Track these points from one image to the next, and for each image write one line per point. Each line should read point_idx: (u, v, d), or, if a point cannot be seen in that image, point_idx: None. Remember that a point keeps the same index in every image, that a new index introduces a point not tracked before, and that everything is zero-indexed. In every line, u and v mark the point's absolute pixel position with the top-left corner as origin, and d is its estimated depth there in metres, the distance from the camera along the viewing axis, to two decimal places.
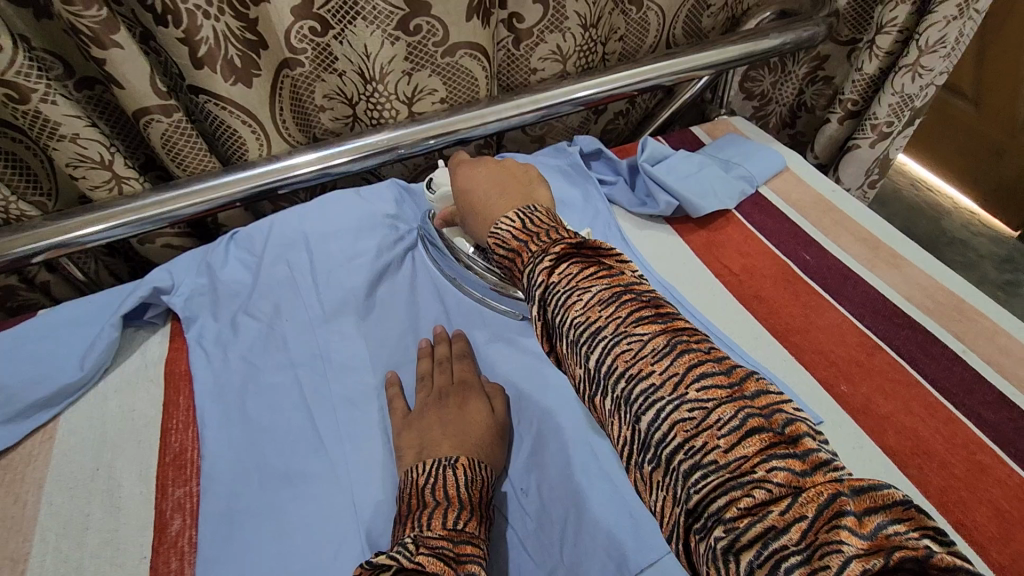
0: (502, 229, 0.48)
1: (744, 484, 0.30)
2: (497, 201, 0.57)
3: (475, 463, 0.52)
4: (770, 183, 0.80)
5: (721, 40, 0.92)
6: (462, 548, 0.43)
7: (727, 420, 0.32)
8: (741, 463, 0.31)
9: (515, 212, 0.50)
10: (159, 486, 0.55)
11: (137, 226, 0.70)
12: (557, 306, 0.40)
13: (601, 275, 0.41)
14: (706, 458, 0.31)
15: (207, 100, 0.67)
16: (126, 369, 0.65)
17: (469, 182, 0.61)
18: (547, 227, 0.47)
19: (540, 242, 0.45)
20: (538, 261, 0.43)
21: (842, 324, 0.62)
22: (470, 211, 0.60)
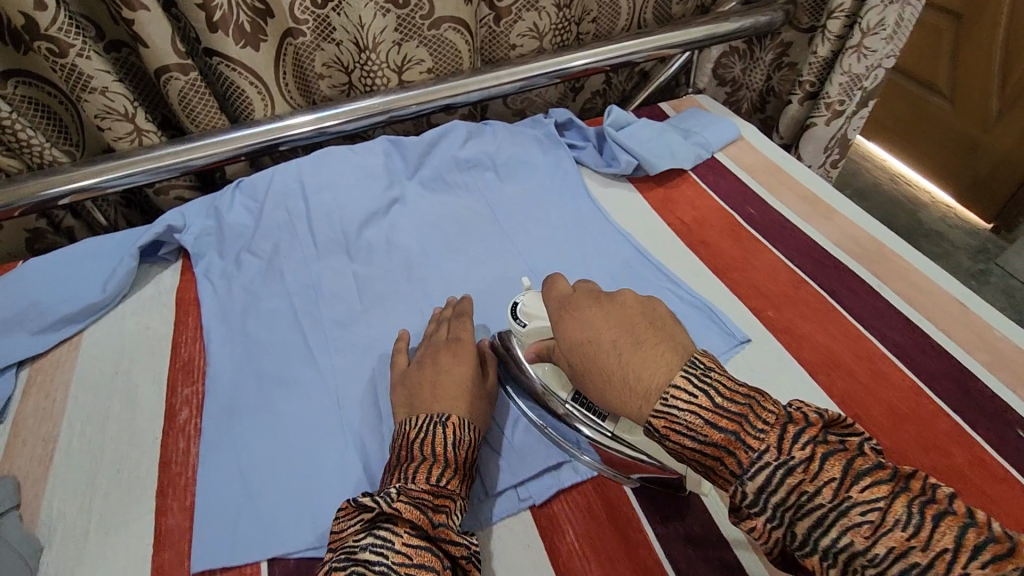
0: (677, 406, 0.40)
1: (853, 516, 0.33)
2: (635, 359, 0.44)
3: (464, 423, 0.53)
4: (725, 150, 0.88)
5: (688, 24, 1.01)
6: (439, 501, 0.46)
7: (812, 460, 0.35)
8: (844, 497, 0.34)
9: (684, 376, 0.41)
10: (170, 386, 0.64)
11: (154, 174, 0.79)
12: (763, 477, 0.36)
13: (749, 427, 0.38)
14: (810, 497, 0.35)
15: (219, 62, 0.76)
16: (143, 295, 0.73)
17: (583, 329, 0.48)
18: (744, 402, 0.39)
19: (757, 432, 0.37)
20: (769, 463, 0.36)
21: (775, 264, 0.70)
22: (592, 372, 0.46)
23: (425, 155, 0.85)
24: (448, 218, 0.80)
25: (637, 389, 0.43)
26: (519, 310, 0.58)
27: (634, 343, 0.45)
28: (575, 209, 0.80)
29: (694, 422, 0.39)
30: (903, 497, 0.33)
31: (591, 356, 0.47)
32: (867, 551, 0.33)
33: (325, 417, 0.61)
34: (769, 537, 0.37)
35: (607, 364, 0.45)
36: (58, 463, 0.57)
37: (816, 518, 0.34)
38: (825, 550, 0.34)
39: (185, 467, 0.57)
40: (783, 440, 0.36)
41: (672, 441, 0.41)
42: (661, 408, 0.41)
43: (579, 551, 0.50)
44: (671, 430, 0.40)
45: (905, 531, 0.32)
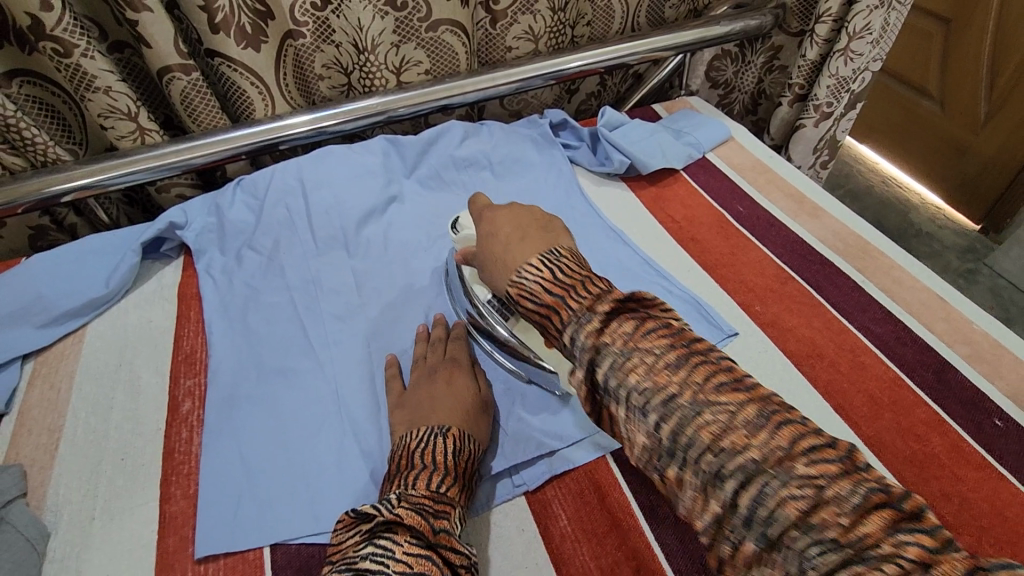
0: (526, 278, 0.50)
1: (705, 417, 0.39)
2: (516, 246, 0.54)
3: (464, 434, 0.54)
4: (716, 150, 0.90)
5: (681, 27, 1.04)
6: (438, 508, 0.48)
7: (677, 363, 0.41)
8: (700, 399, 0.39)
9: (539, 257, 0.51)
10: (172, 377, 0.65)
11: (156, 172, 0.81)
12: (602, 363, 0.43)
13: (661, 334, 0.43)
14: (670, 401, 0.40)
15: (221, 62, 0.78)
16: (145, 290, 0.75)
17: (490, 224, 0.59)
18: (579, 279, 0.48)
19: (578, 297, 0.46)
20: (581, 320, 0.45)
21: (762, 260, 0.72)
22: (491, 261, 0.56)
23: (423, 154, 0.87)
24: (445, 216, 0.82)
25: (510, 267, 0.53)
26: (455, 224, 0.66)
27: (520, 236, 0.55)
28: (566, 206, 0.82)
29: (538, 289, 0.49)
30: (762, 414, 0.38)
31: (489, 240, 0.57)
32: (713, 447, 0.38)
33: (324, 407, 0.63)
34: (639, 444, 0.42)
35: (496, 249, 0.56)
36: (64, 451, 0.59)
37: (674, 417, 0.39)
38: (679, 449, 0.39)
39: (188, 455, 0.59)
40: (593, 303, 0.45)
41: (523, 307, 0.50)
42: (518, 278, 0.50)
43: (569, 534, 0.52)
44: (522, 297, 0.50)
45: (748, 432, 0.37)
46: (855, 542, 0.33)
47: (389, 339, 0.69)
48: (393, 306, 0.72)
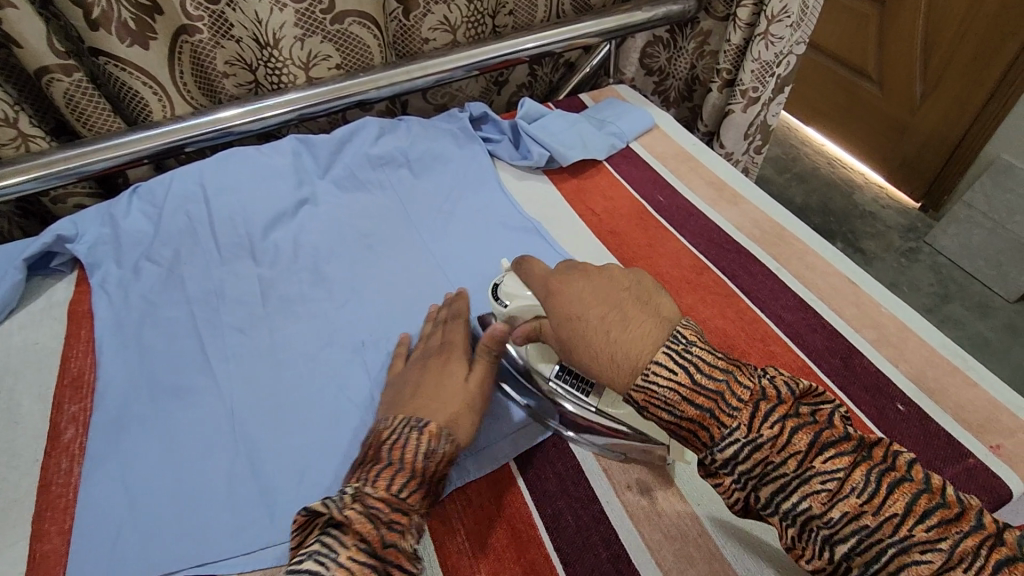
0: (658, 381, 0.45)
1: (815, 484, 0.39)
2: (622, 336, 0.49)
3: (442, 435, 0.50)
4: (640, 139, 0.88)
5: (605, 13, 1.02)
6: (396, 518, 0.45)
7: (780, 432, 0.41)
8: (807, 467, 0.40)
9: (667, 352, 0.46)
10: (56, 403, 0.61)
11: (45, 181, 0.75)
12: (739, 456, 0.41)
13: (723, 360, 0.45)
14: (777, 471, 0.40)
15: (107, 62, 0.73)
16: (32, 308, 0.69)
17: (573, 304, 0.53)
18: (722, 380, 0.43)
19: (730, 411, 0.42)
20: (732, 441, 0.41)
21: (679, 250, 0.71)
22: (581, 347, 0.51)
23: (337, 153, 0.84)
24: (361, 218, 0.79)
25: (614, 361, 0.48)
26: (499, 291, 0.60)
27: (621, 322, 0.49)
28: (482, 202, 0.80)
29: (673, 399, 0.44)
30: (864, 466, 0.39)
31: (576, 325, 0.52)
32: (822, 515, 0.39)
33: (223, 424, 0.59)
34: (738, 501, 0.43)
35: (590, 334, 0.50)
36: None
37: (777, 483, 0.40)
38: (784, 510, 0.40)
39: (68, 487, 0.55)
40: (753, 420, 0.42)
41: (651, 412, 0.46)
42: (643, 385, 0.46)
43: (469, 548, 0.50)
44: (652, 405, 0.45)
45: (860, 498, 0.38)
46: (882, 525, 0.37)
47: (295, 349, 0.66)
48: (308, 310, 0.69)
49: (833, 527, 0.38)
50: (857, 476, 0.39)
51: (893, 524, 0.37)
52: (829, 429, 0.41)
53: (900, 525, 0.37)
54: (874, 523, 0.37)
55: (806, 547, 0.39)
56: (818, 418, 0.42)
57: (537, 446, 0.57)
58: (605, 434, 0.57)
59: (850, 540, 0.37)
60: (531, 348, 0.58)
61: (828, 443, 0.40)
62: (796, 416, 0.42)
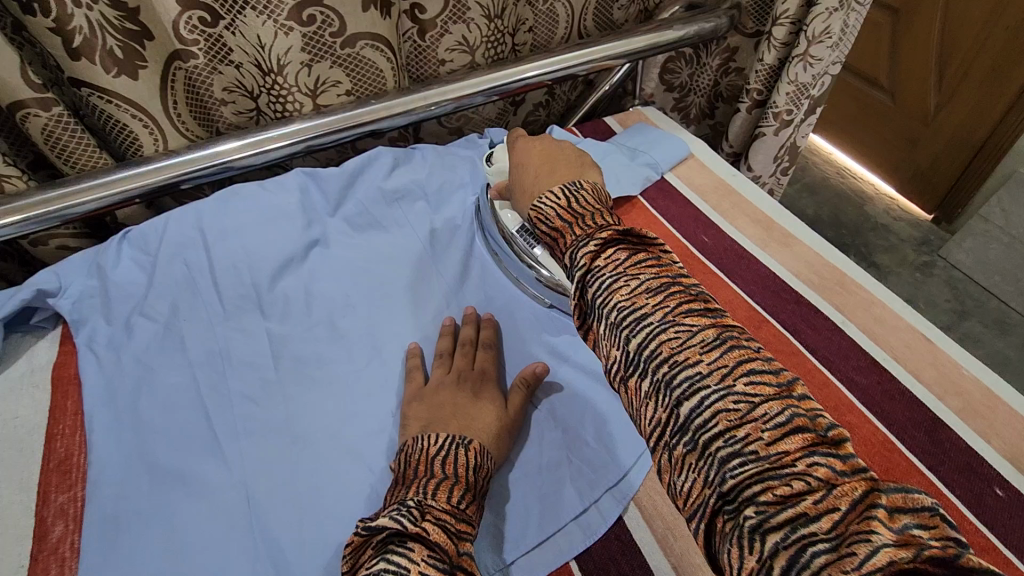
0: (544, 204, 0.52)
1: (728, 403, 0.36)
2: (545, 177, 0.61)
3: (484, 451, 0.51)
4: (674, 170, 0.82)
5: (629, 32, 0.96)
6: (461, 528, 0.43)
7: (711, 343, 0.38)
8: (728, 383, 0.36)
9: (562, 187, 0.53)
10: (40, 494, 0.53)
11: (23, 226, 0.67)
12: (594, 283, 0.43)
13: (649, 265, 0.43)
14: (695, 377, 0.37)
15: (91, 93, 0.65)
16: (10, 375, 0.61)
17: (523, 156, 0.65)
18: (590, 211, 0.50)
19: (584, 225, 0.48)
20: (580, 242, 0.47)
21: (734, 300, 0.65)
22: (517, 189, 0.64)
23: (349, 188, 0.76)
24: (379, 261, 0.72)
25: (537, 195, 0.59)
26: (490, 155, 0.73)
27: (550, 170, 0.61)
28: None
29: (551, 212, 0.51)
30: (783, 401, 0.35)
31: (520, 177, 0.63)
32: (726, 435, 0.35)
33: (235, 514, 0.52)
34: (654, 418, 0.39)
35: (542, 227, 0.55)
36: None
37: (694, 395, 0.37)
38: (689, 429, 0.36)
39: None
40: (597, 230, 0.47)
41: (537, 227, 0.52)
42: (536, 207, 0.53)
43: None
44: (540, 220, 0.52)
45: (766, 422, 0.35)
46: (772, 457, 0.33)
47: (313, 420, 0.59)
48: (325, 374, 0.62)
49: (735, 446, 0.34)
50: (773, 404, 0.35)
51: (804, 467, 0.33)
52: (764, 361, 0.38)
53: (810, 466, 0.33)
54: (776, 456, 0.33)
55: (701, 471, 0.35)
56: (756, 349, 0.39)
57: (598, 540, 0.50)
58: (672, 525, 0.51)
59: (759, 481, 0.33)
60: (506, 202, 0.71)
61: (755, 369, 0.37)
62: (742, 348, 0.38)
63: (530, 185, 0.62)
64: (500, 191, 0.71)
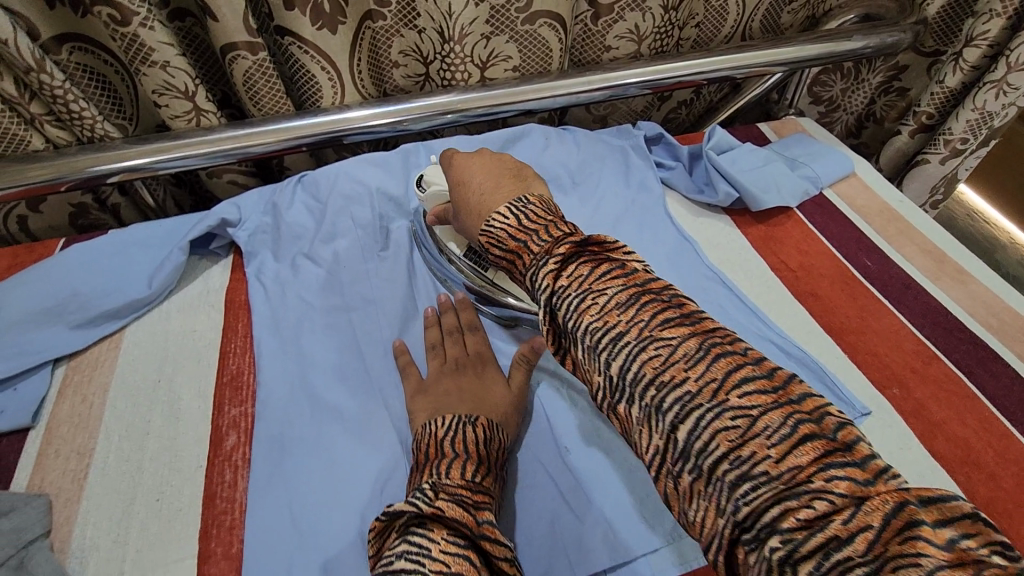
0: (494, 226, 0.48)
1: (806, 489, 0.30)
2: (491, 195, 0.52)
3: (493, 424, 0.52)
4: (834, 186, 0.78)
5: (799, 39, 0.91)
6: (479, 498, 0.44)
7: (697, 355, 0.36)
8: (723, 401, 0.34)
9: (507, 205, 0.49)
10: (216, 403, 0.57)
11: (209, 158, 0.73)
12: (562, 306, 0.40)
13: (615, 275, 0.40)
14: (688, 401, 0.34)
15: (291, 42, 0.69)
16: (188, 294, 0.65)
17: (464, 173, 0.57)
18: (543, 222, 0.46)
19: (597, 285, 0.40)
20: (539, 263, 0.43)
21: (900, 331, 0.62)
22: (466, 212, 0.54)
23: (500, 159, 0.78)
24: None
25: (485, 214, 0.51)
26: (421, 179, 0.65)
27: (494, 184, 0.53)
28: (655, 237, 0.72)
29: (503, 235, 0.47)
30: (785, 409, 0.33)
31: (461, 194, 0.56)
32: (731, 457, 0.32)
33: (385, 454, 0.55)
34: (651, 447, 0.36)
35: (468, 197, 0.54)
36: (92, 488, 0.51)
37: (691, 420, 0.34)
38: (692, 456, 0.34)
39: (230, 504, 0.51)
40: (552, 247, 0.43)
41: (491, 255, 0.49)
42: (485, 227, 0.49)
43: None
44: (491, 243, 0.48)
45: (769, 440, 0.32)
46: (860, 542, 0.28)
47: None
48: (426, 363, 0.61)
49: (744, 469, 0.32)
50: (780, 418, 0.32)
51: (823, 484, 0.30)
52: (756, 365, 0.35)
53: (911, 530, 0.27)
54: (790, 474, 0.31)
55: (715, 497, 0.33)
56: (748, 355, 0.36)
57: None
58: None
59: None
60: (444, 228, 0.65)
61: (824, 445, 0.31)
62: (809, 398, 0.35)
63: (474, 220, 0.53)
64: (439, 220, 0.63)
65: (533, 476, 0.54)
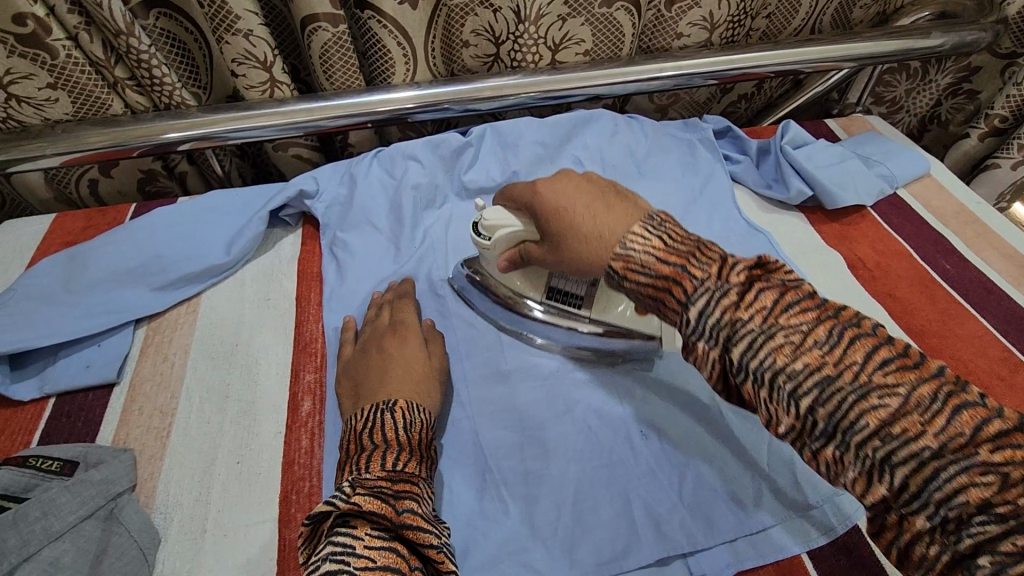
0: (632, 248, 0.44)
1: (871, 400, 0.35)
2: (606, 216, 0.47)
3: (413, 406, 0.50)
4: (908, 187, 0.77)
5: (871, 34, 0.89)
6: (401, 487, 0.44)
7: (832, 340, 0.37)
8: (865, 381, 0.36)
9: (640, 225, 0.45)
10: (293, 370, 0.58)
11: (281, 129, 0.73)
12: (700, 302, 0.40)
13: (713, 248, 0.43)
14: (829, 383, 0.36)
15: (370, 16, 0.69)
16: (264, 261, 0.67)
17: (560, 199, 0.50)
18: (690, 245, 0.44)
19: (699, 267, 0.42)
20: (712, 289, 0.41)
21: (983, 337, 0.60)
22: (568, 233, 0.49)
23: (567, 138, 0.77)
24: None
25: (607, 240, 0.46)
26: (479, 226, 0.58)
27: (607, 209, 0.47)
28: (725, 228, 0.71)
29: (649, 259, 0.43)
30: (932, 385, 0.35)
31: (561, 217, 0.49)
32: (882, 433, 0.34)
33: (460, 433, 0.55)
34: (784, 423, 0.38)
35: (576, 220, 0.48)
36: (175, 444, 0.52)
37: (824, 396, 0.36)
38: (839, 432, 0.36)
39: (308, 471, 0.51)
40: (722, 271, 0.42)
41: (630, 282, 0.45)
42: (620, 251, 0.45)
43: None
44: (630, 269, 0.44)
45: (923, 416, 0.34)
46: (943, 444, 0.33)
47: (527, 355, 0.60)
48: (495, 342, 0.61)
49: (893, 443, 0.34)
50: (921, 393, 0.35)
51: (988, 455, 0.32)
52: (884, 343, 0.37)
53: (992, 451, 0.32)
54: (953, 445, 0.33)
55: (864, 471, 0.35)
56: (877, 334, 0.38)
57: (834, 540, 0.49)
58: None
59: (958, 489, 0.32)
60: (513, 273, 0.60)
61: (880, 356, 0.37)
62: (949, 388, 0.35)
63: (596, 252, 0.47)
64: (512, 264, 0.58)
65: (609, 455, 0.53)
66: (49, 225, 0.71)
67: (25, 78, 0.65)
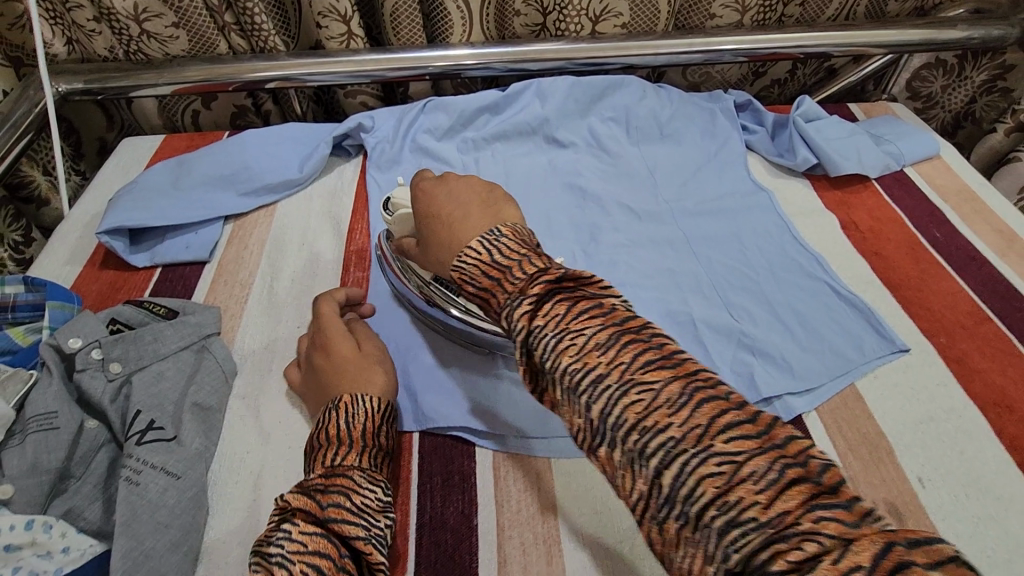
0: (465, 261, 0.43)
1: (712, 468, 0.31)
2: (459, 226, 0.48)
3: (354, 398, 0.50)
4: (916, 166, 0.82)
5: (906, 23, 0.93)
6: (331, 481, 0.44)
7: (680, 402, 0.33)
8: (707, 445, 0.31)
9: (478, 238, 0.44)
10: (345, 265, 0.70)
11: (352, 76, 0.86)
12: (539, 346, 0.37)
13: (594, 313, 0.37)
14: (673, 445, 0.32)
15: None
16: (329, 182, 0.80)
17: (434, 204, 0.51)
18: (518, 257, 0.42)
19: (515, 278, 0.41)
20: (513, 302, 0.40)
21: (957, 293, 0.66)
22: (433, 238, 0.50)
23: (597, 99, 0.86)
24: (613, 172, 0.81)
25: (453, 244, 0.47)
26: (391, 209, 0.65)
27: (478, 206, 0.49)
28: (733, 187, 0.78)
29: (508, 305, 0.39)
30: (771, 455, 0.31)
31: (433, 218, 0.51)
32: (719, 503, 0.30)
33: None
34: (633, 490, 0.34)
35: (439, 231, 0.50)
36: (250, 308, 0.65)
37: (676, 462, 0.32)
38: (678, 502, 0.31)
39: None
40: (567, 319, 0.37)
41: (464, 292, 0.44)
42: (457, 265, 0.44)
43: None
44: (461, 281, 0.44)
45: (672, 409, 0.33)
46: (772, 521, 0.29)
47: None
48: None
49: (730, 514, 0.30)
50: (759, 460, 0.30)
51: (809, 525, 0.28)
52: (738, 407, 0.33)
53: (816, 523, 0.28)
54: (777, 520, 0.29)
55: (702, 545, 0.30)
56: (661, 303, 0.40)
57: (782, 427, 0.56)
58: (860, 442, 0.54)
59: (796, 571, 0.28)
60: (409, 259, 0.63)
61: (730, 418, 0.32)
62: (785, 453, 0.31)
63: (442, 253, 0.49)
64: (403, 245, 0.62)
65: None
66: (160, 143, 0.86)
67: (157, 17, 0.81)
